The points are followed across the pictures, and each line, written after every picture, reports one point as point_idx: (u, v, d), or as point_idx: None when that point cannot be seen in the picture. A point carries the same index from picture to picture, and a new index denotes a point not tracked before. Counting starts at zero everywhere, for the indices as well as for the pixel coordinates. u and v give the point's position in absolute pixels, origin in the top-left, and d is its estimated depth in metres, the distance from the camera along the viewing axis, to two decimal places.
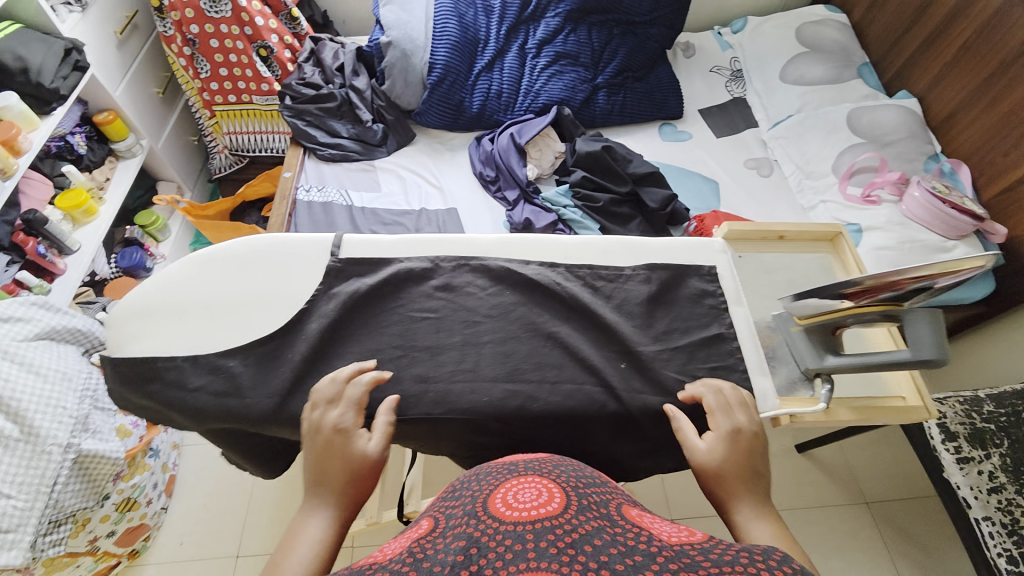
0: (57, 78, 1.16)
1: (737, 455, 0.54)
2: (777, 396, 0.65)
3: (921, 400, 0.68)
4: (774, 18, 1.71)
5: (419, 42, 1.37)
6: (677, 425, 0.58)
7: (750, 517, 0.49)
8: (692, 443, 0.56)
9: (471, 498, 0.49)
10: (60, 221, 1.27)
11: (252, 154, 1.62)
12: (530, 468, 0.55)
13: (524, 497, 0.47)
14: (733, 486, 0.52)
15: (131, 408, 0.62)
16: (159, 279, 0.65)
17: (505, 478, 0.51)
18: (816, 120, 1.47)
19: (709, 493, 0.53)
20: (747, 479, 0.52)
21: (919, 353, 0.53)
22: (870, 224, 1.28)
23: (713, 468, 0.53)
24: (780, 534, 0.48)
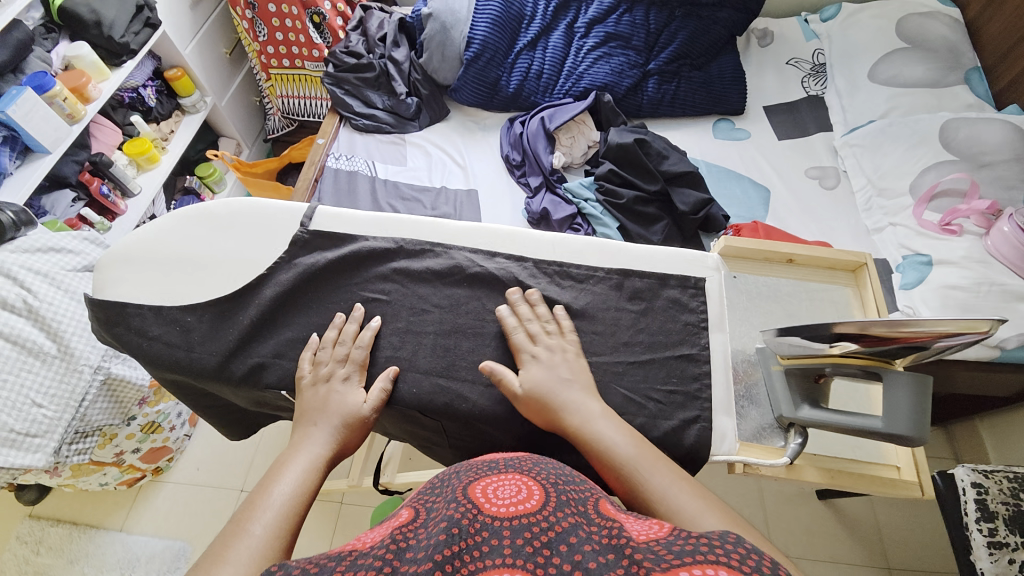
0: (128, 33, 1.29)
1: (569, 366, 0.57)
2: (738, 440, 0.58)
3: (917, 475, 0.61)
4: (872, 6, 1.48)
5: (460, 15, 1.34)
6: (498, 371, 0.57)
7: (587, 415, 0.53)
8: (511, 378, 0.57)
9: (451, 489, 0.44)
10: (125, 166, 1.41)
11: (303, 120, 1.69)
12: (514, 465, 0.48)
13: (504, 491, 0.43)
14: (562, 396, 0.54)
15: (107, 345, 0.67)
16: (142, 230, 0.67)
17: (486, 474, 0.46)
18: (901, 127, 1.26)
19: (540, 412, 0.55)
20: (561, 382, 0.55)
21: (891, 426, 0.50)
22: (943, 257, 1.10)
23: (545, 387, 0.55)
24: (606, 413, 0.53)
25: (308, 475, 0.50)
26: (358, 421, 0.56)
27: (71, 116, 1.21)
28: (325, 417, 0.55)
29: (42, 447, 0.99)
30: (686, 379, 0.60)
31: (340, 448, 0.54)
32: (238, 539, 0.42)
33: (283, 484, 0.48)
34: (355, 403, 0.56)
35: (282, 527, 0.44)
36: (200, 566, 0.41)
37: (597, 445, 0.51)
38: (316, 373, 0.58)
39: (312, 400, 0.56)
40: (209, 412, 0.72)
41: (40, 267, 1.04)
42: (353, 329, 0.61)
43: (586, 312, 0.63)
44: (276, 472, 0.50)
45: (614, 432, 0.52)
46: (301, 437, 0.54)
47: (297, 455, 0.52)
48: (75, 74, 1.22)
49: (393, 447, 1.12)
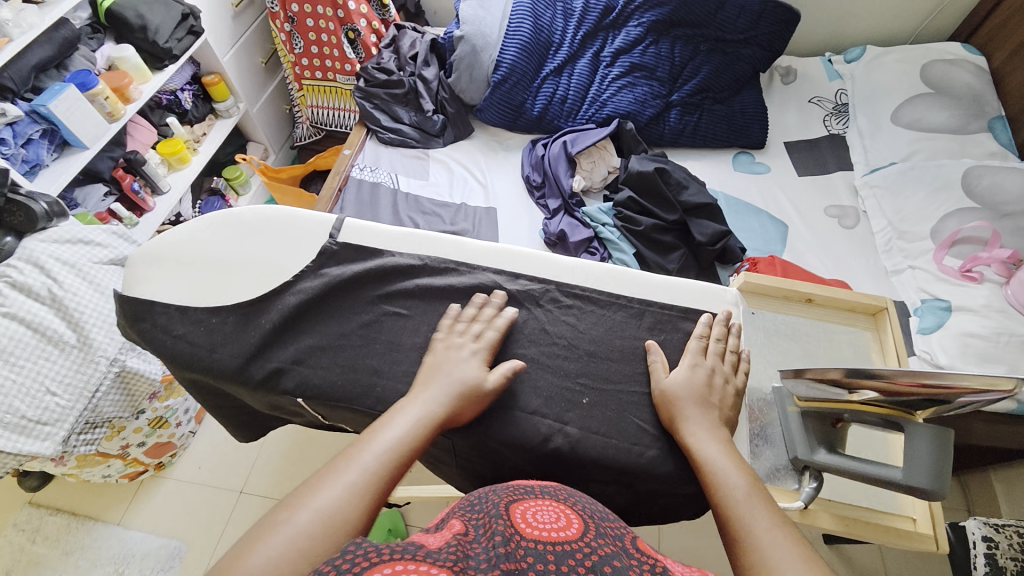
0: (172, 38, 1.34)
1: (698, 384, 0.58)
2: None
3: (933, 528, 0.60)
4: (897, 50, 1.50)
5: (491, 39, 1.37)
6: (651, 359, 0.61)
7: (701, 435, 0.55)
8: (660, 373, 0.60)
9: (494, 506, 0.44)
10: (156, 164, 1.46)
11: (330, 129, 1.73)
12: (550, 493, 0.49)
13: (544, 516, 0.44)
14: (686, 408, 0.57)
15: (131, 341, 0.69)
16: (173, 232, 0.69)
17: (524, 496, 0.47)
18: (923, 172, 1.27)
19: (665, 417, 0.57)
20: (701, 401, 0.57)
21: (910, 478, 0.49)
22: (963, 304, 1.09)
23: (674, 395, 0.57)
24: (727, 451, 0.53)
25: (420, 429, 0.51)
26: (473, 392, 0.56)
27: (111, 115, 1.25)
28: (445, 379, 0.56)
29: (51, 434, 1.00)
30: None
31: (453, 413, 0.54)
32: (352, 462, 0.47)
33: (397, 429, 0.51)
34: (475, 374, 0.57)
35: (387, 468, 0.48)
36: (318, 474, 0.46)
37: (708, 467, 0.52)
38: (448, 338, 0.60)
39: (438, 361, 0.58)
40: (221, 413, 0.72)
41: (68, 258, 1.07)
42: (491, 312, 0.63)
43: (602, 340, 0.63)
44: (394, 413, 0.53)
45: (729, 463, 0.52)
46: (420, 389, 0.55)
47: (413, 405, 0.53)
48: (118, 75, 1.27)
49: None
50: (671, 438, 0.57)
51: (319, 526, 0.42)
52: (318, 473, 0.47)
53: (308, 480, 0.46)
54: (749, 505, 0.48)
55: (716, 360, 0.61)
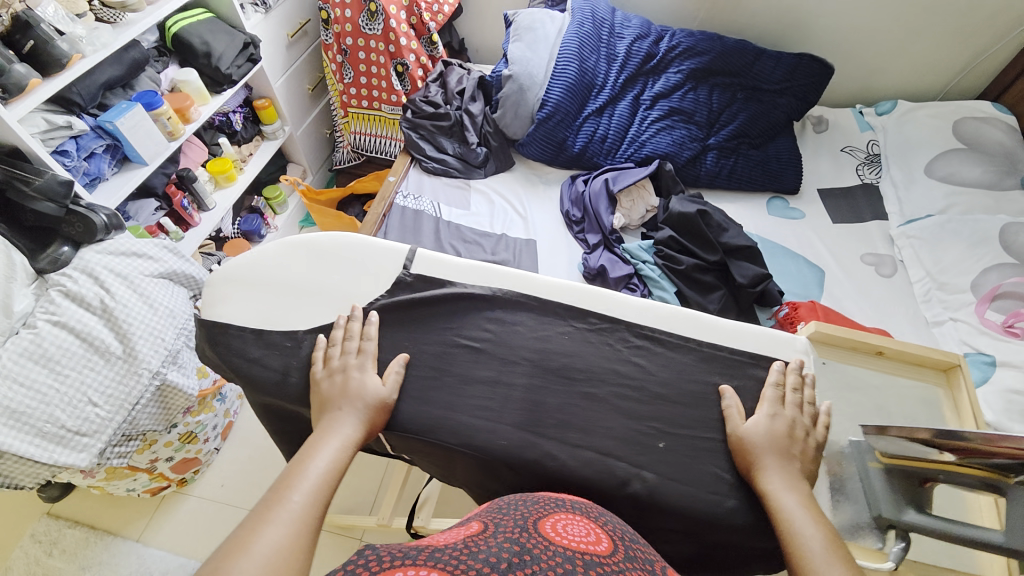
0: (232, 65, 1.39)
1: (778, 435, 0.58)
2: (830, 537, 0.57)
3: None
4: (928, 106, 1.54)
5: (537, 79, 1.42)
6: (726, 403, 0.61)
7: (779, 484, 0.54)
8: (738, 420, 0.60)
9: (522, 514, 0.47)
10: (205, 182, 1.50)
11: (371, 154, 1.77)
12: (581, 509, 0.51)
13: (574, 530, 0.46)
14: (767, 459, 0.56)
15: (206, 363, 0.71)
16: (250, 255, 0.71)
17: (554, 509, 0.50)
18: (960, 225, 1.28)
19: (742, 466, 0.58)
20: (780, 450, 0.57)
21: (1012, 542, 0.46)
22: (1007, 359, 1.09)
23: (752, 444, 0.57)
24: (807, 504, 0.52)
25: (342, 454, 0.54)
26: (380, 405, 0.59)
27: (171, 134, 1.30)
28: (350, 401, 0.58)
29: (88, 446, 0.98)
30: None
31: (368, 429, 0.57)
32: (280, 505, 0.47)
33: (319, 459, 0.52)
34: (375, 387, 0.60)
35: (317, 498, 0.49)
36: (246, 522, 0.45)
37: (784, 517, 0.52)
38: (329, 367, 0.62)
39: (329, 391, 0.59)
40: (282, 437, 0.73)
41: (121, 270, 1.08)
42: (358, 326, 0.65)
43: (672, 380, 0.64)
44: (311, 446, 0.54)
45: (806, 516, 0.51)
46: (329, 418, 0.57)
47: (330, 436, 0.55)
48: (181, 97, 1.33)
49: (427, 488, 1.09)
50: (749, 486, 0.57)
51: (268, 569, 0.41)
52: (244, 524, 0.45)
53: (234, 535, 0.44)
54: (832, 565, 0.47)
55: (795, 411, 0.60)
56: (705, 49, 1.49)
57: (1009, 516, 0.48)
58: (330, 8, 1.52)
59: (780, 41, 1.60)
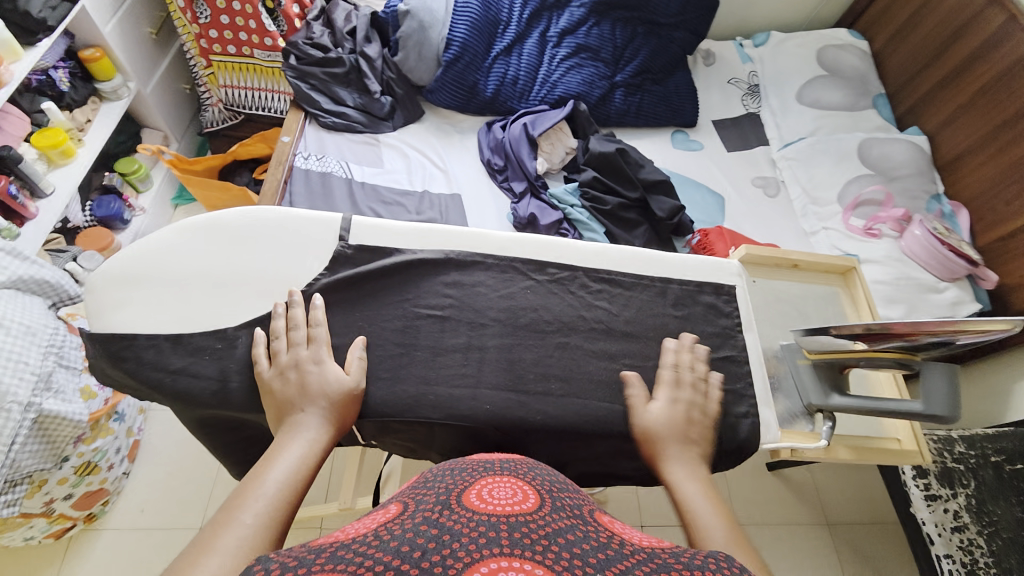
0: (46, 7, 1.09)
1: (677, 421, 0.61)
2: (779, 428, 0.69)
3: (916, 443, 0.80)
4: (796, 36, 1.69)
5: (438, 15, 1.31)
6: (630, 393, 0.63)
7: (680, 475, 0.57)
8: (641, 409, 0.62)
9: (447, 487, 0.43)
10: (34, 160, 1.19)
11: (249, 112, 1.53)
12: (510, 467, 0.49)
13: (501, 493, 0.43)
14: (669, 447, 0.59)
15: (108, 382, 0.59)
16: (143, 247, 0.60)
17: (483, 475, 0.46)
18: (828, 145, 1.47)
19: (647, 456, 0.60)
20: (682, 438, 0.60)
21: (930, 407, 0.59)
22: (870, 256, 1.31)
23: (656, 433, 0.60)
24: (705, 490, 0.55)
25: (304, 463, 0.50)
26: (348, 397, 0.55)
27: None
28: (312, 399, 0.54)
29: None
30: (734, 378, 0.69)
31: (336, 430, 0.54)
32: (227, 528, 0.42)
33: (276, 472, 0.48)
34: (338, 378, 0.56)
35: (271, 518, 0.45)
36: (187, 553, 0.41)
37: (687, 506, 0.54)
38: (278, 364, 0.56)
39: (284, 391, 0.54)
40: (231, 446, 0.66)
41: None
42: (301, 313, 0.59)
43: None
44: (267, 459, 0.49)
45: (707, 504, 0.54)
46: (289, 425, 0.53)
47: (289, 445, 0.51)
48: None
49: (387, 462, 1.06)
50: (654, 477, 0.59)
51: None
52: (183, 558, 0.40)
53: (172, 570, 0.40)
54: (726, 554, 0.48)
55: (691, 391, 0.63)
56: None
57: (922, 388, 0.61)
58: None
59: None
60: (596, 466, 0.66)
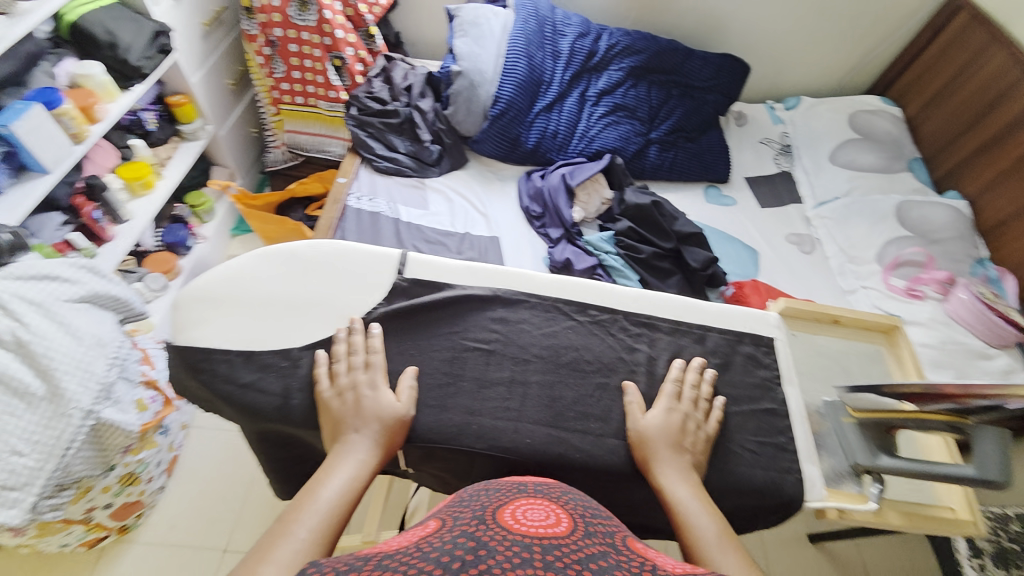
0: (143, 57, 1.23)
1: (672, 427, 0.63)
2: (825, 486, 0.68)
3: (971, 514, 0.75)
4: (828, 101, 1.75)
5: (487, 75, 1.42)
6: (627, 399, 0.66)
7: (673, 478, 0.59)
8: (637, 415, 0.64)
9: (482, 506, 0.46)
10: (118, 190, 1.32)
11: (308, 154, 1.64)
12: (542, 491, 0.51)
13: (533, 515, 0.45)
14: (660, 452, 0.61)
15: (184, 392, 0.67)
16: (226, 271, 0.69)
17: (518, 495, 0.49)
18: (864, 206, 1.48)
19: (639, 458, 0.61)
20: (673, 445, 0.62)
21: (984, 473, 0.58)
22: (912, 318, 1.29)
23: (650, 438, 0.62)
24: (695, 492, 0.58)
25: (352, 483, 0.54)
26: (398, 422, 0.60)
27: (76, 136, 1.13)
28: (366, 422, 0.58)
29: (18, 501, 0.84)
30: (773, 431, 0.69)
31: (384, 453, 0.58)
32: (284, 540, 0.47)
33: (328, 490, 0.52)
34: (392, 405, 0.60)
35: (322, 534, 0.49)
36: (248, 560, 0.46)
37: (680, 507, 0.56)
38: (338, 386, 0.61)
39: (342, 412, 0.59)
40: (280, 463, 0.71)
41: (33, 295, 0.91)
42: (362, 339, 0.65)
43: (675, 376, 0.68)
44: (322, 474, 0.54)
45: (698, 505, 0.57)
46: (343, 443, 0.57)
47: (340, 463, 0.55)
48: (83, 94, 1.15)
49: (414, 496, 1.06)
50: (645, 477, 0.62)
51: None
52: (246, 564, 0.45)
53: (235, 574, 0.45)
54: (724, 553, 0.52)
55: (688, 406, 0.65)
56: (641, 48, 1.58)
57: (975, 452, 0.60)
58: None
59: (703, 42, 1.74)
60: (630, 512, 0.66)
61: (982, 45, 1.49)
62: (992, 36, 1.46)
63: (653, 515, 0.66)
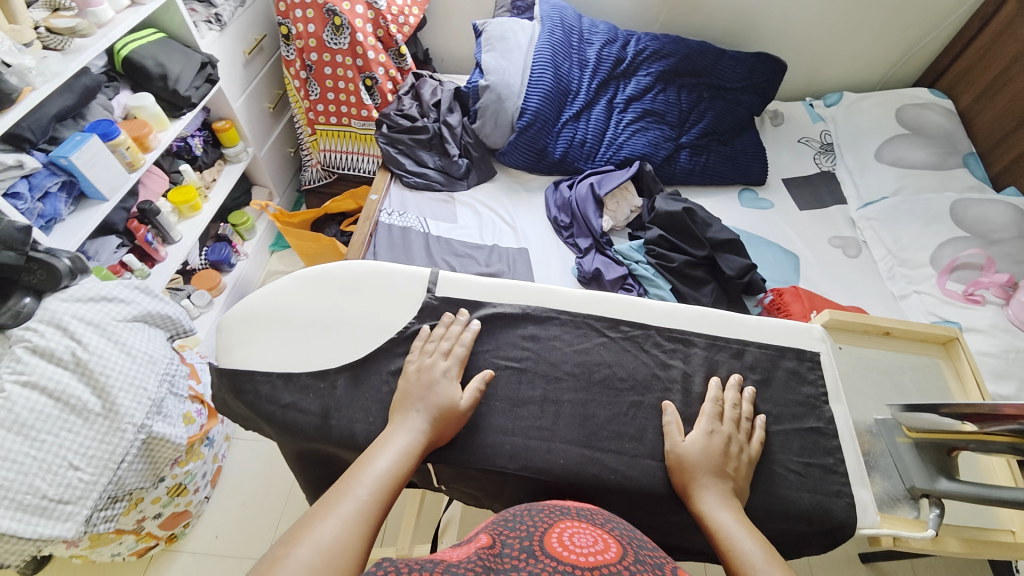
0: (191, 87, 1.30)
1: (714, 452, 0.60)
2: (878, 512, 0.64)
3: None
4: (871, 96, 1.67)
5: (514, 88, 1.43)
6: (666, 420, 0.64)
7: (713, 502, 0.57)
8: (676, 437, 0.62)
9: (529, 529, 0.45)
10: (169, 213, 1.40)
11: (342, 172, 1.70)
12: (586, 515, 0.50)
13: (581, 540, 0.44)
14: (702, 477, 0.59)
15: (230, 411, 0.71)
16: (269, 293, 0.73)
17: (561, 517, 0.48)
18: (913, 205, 1.40)
19: (679, 482, 0.60)
20: (714, 469, 0.59)
21: None
22: (971, 325, 1.20)
23: (690, 462, 0.60)
24: (740, 520, 0.55)
25: (407, 457, 0.56)
26: (453, 413, 0.61)
27: (130, 164, 1.20)
28: (424, 404, 0.61)
29: (73, 514, 0.88)
30: (821, 452, 0.66)
31: (436, 436, 0.60)
32: (344, 498, 0.51)
33: (385, 459, 0.55)
34: (451, 395, 0.62)
35: (378, 497, 0.52)
36: (313, 509, 0.50)
37: (723, 533, 0.54)
38: (421, 362, 0.65)
39: (412, 386, 0.63)
40: (320, 479, 0.74)
41: (91, 317, 0.97)
42: (457, 328, 0.69)
43: (713, 395, 0.66)
44: (380, 446, 0.57)
45: (743, 529, 0.54)
46: (399, 421, 0.60)
47: (398, 437, 0.58)
48: (139, 124, 1.23)
49: (446, 510, 1.07)
50: (686, 503, 0.59)
51: (321, 558, 0.45)
52: (310, 512, 0.49)
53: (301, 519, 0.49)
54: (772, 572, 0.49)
55: (731, 428, 0.63)
56: (670, 52, 1.55)
57: None
58: (291, 22, 1.45)
59: (735, 41, 1.69)
60: (666, 535, 0.64)
61: None
62: None
63: (690, 539, 0.64)
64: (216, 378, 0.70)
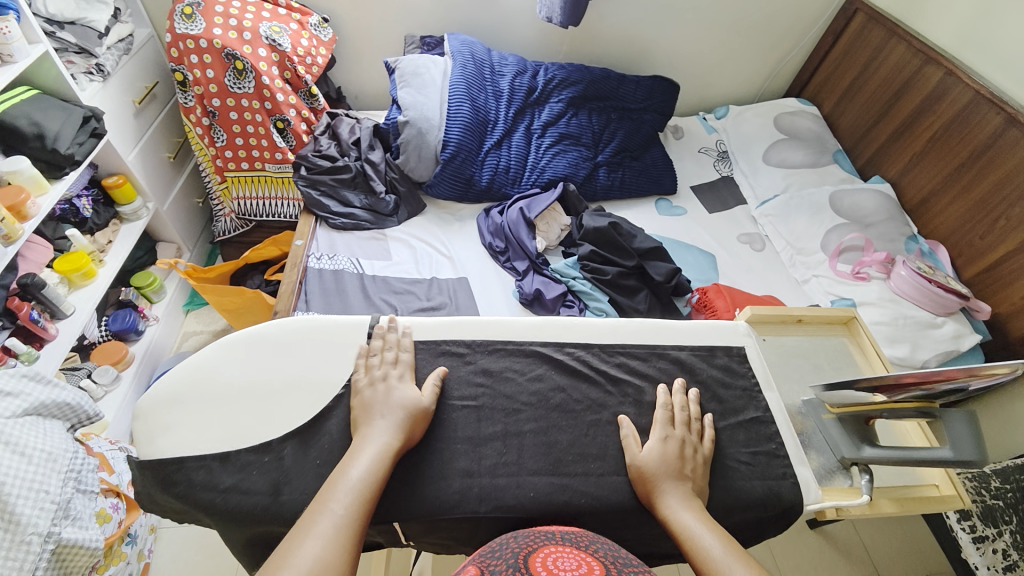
0: (73, 143, 1.17)
1: (671, 458, 0.63)
2: (819, 487, 0.70)
3: (954, 488, 0.79)
4: (753, 107, 1.89)
5: (434, 121, 1.45)
6: (624, 433, 0.67)
7: (676, 505, 0.59)
8: (634, 449, 0.65)
9: (513, 556, 0.45)
10: (55, 284, 1.24)
11: (259, 219, 1.59)
12: (570, 539, 0.50)
13: (565, 563, 0.44)
14: (664, 483, 0.61)
15: (157, 507, 0.64)
16: (193, 367, 0.68)
17: (546, 542, 0.48)
18: (801, 200, 1.59)
19: (643, 493, 0.62)
20: (674, 474, 0.62)
21: (961, 452, 0.63)
22: (863, 299, 1.37)
23: (650, 471, 0.62)
24: (702, 519, 0.58)
25: (382, 461, 0.57)
26: (420, 412, 0.63)
27: (6, 237, 1.06)
28: (390, 410, 0.62)
29: None
30: (763, 439, 0.71)
31: (406, 436, 0.61)
32: (323, 516, 0.51)
33: (358, 468, 0.56)
34: (415, 396, 0.64)
35: (356, 508, 0.53)
36: (288, 540, 0.49)
37: (685, 534, 0.56)
38: (371, 376, 0.66)
39: (371, 397, 0.63)
40: None
41: None
42: (396, 336, 0.71)
43: (663, 401, 0.70)
44: (350, 456, 0.57)
45: (702, 526, 0.57)
46: (367, 429, 0.60)
47: (369, 442, 0.59)
48: (11, 191, 1.08)
49: (417, 562, 1.02)
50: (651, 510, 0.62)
51: None
52: (279, 550, 0.48)
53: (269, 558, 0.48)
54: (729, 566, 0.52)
55: (684, 430, 0.67)
56: (577, 79, 1.65)
57: (948, 433, 0.65)
58: (187, 69, 1.38)
59: (633, 65, 1.84)
60: (641, 546, 0.66)
61: (881, 41, 1.64)
62: (890, 32, 1.61)
63: (662, 546, 0.66)
64: (138, 472, 0.62)
